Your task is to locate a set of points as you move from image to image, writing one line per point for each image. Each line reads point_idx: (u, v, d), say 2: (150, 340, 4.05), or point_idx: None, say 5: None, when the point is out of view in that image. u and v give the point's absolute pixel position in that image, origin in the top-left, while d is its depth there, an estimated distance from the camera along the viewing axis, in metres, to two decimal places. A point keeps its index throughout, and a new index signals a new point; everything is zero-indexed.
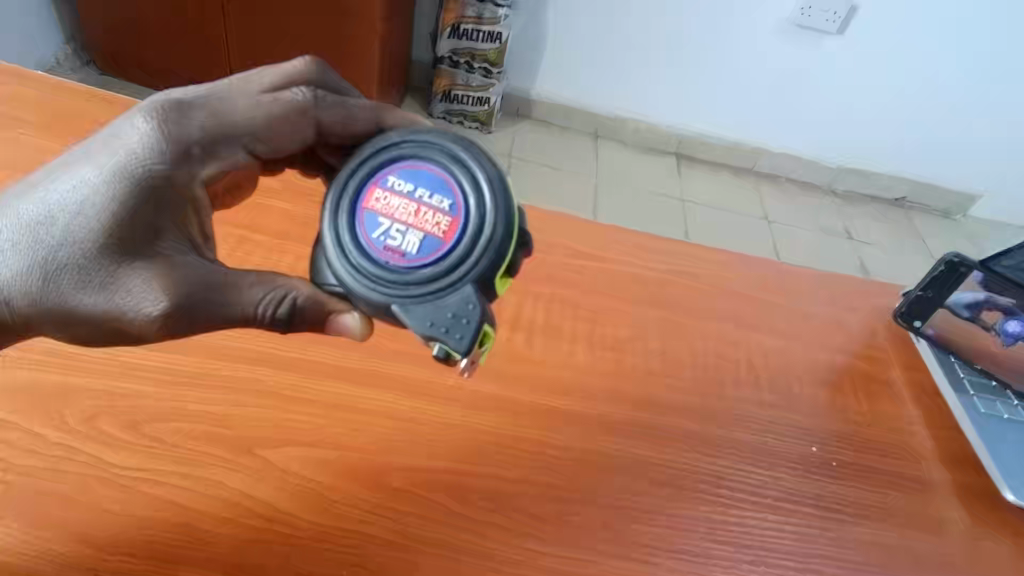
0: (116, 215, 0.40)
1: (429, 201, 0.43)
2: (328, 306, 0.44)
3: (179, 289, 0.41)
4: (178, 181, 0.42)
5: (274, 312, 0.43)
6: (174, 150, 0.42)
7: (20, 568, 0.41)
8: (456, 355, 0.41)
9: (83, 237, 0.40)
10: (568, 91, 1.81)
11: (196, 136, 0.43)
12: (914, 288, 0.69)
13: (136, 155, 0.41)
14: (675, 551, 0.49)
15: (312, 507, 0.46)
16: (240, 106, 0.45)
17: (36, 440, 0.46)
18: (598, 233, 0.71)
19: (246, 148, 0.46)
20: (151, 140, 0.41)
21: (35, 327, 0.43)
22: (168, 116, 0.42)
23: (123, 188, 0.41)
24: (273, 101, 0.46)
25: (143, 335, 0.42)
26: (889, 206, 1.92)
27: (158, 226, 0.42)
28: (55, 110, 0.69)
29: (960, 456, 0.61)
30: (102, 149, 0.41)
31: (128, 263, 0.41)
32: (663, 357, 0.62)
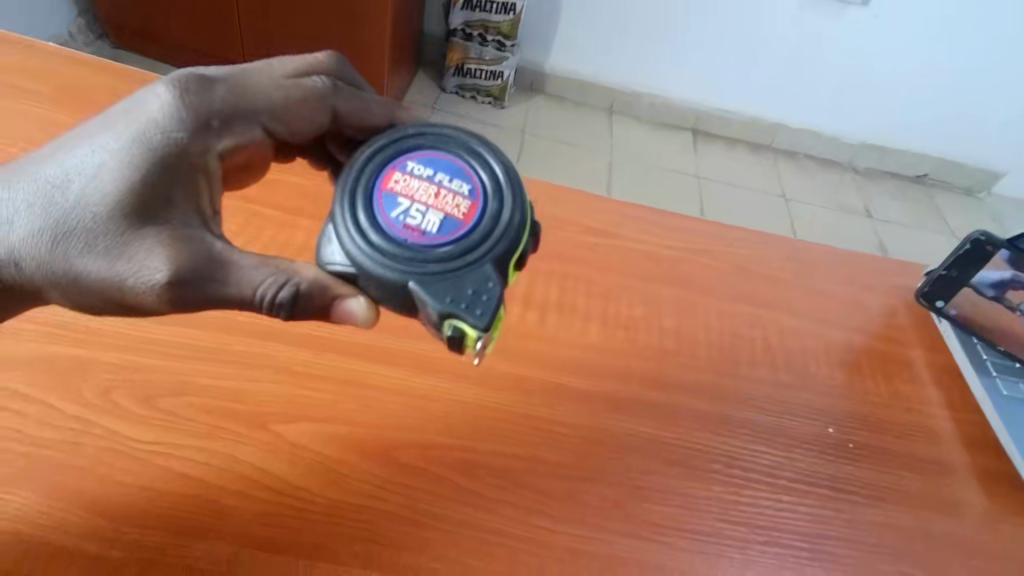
0: (129, 183, 0.40)
1: (448, 185, 0.42)
2: (334, 290, 0.42)
3: (183, 262, 0.40)
4: (194, 151, 0.42)
5: (275, 296, 0.40)
6: (194, 121, 0.42)
7: (31, 537, 0.41)
8: (475, 333, 0.39)
9: (95, 203, 0.40)
10: (582, 66, 1.78)
11: (215, 109, 0.43)
12: (937, 268, 0.68)
13: (155, 123, 0.41)
14: (688, 530, 0.49)
15: (325, 482, 0.46)
16: (262, 87, 0.46)
17: (53, 413, 0.46)
18: (613, 210, 0.70)
19: (264, 127, 0.46)
20: (171, 109, 0.42)
21: (46, 292, 0.43)
22: (191, 88, 0.43)
23: (139, 155, 0.40)
24: (295, 86, 0.47)
25: (144, 306, 0.41)
26: (910, 183, 1.88)
27: (169, 196, 0.41)
28: (68, 83, 0.69)
29: (979, 439, 0.60)
30: (123, 117, 0.42)
31: (135, 231, 0.40)
32: (677, 336, 0.61)
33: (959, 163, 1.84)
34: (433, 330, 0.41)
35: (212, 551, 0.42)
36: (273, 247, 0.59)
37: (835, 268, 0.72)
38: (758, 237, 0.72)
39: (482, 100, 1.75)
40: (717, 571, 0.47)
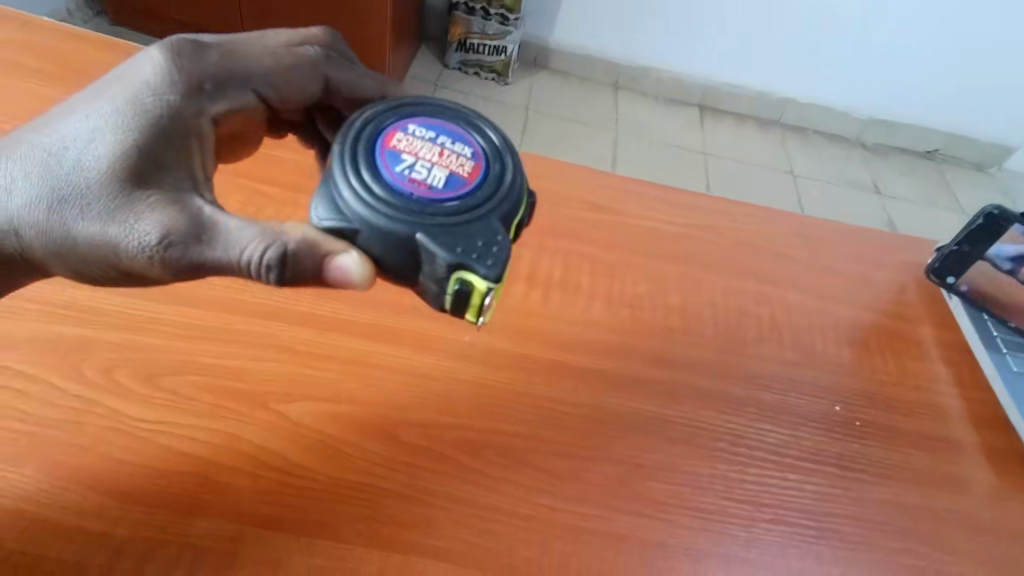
0: (122, 145, 0.40)
1: (451, 147, 0.42)
2: (323, 249, 0.39)
3: (175, 223, 0.39)
4: (187, 114, 0.42)
5: (263, 256, 0.38)
6: (187, 84, 0.43)
7: (28, 513, 0.41)
8: (485, 285, 0.38)
9: (90, 167, 0.39)
10: (588, 40, 1.75)
11: (209, 74, 0.44)
12: (949, 244, 0.67)
13: (148, 86, 0.41)
14: (692, 508, 0.49)
15: (328, 461, 0.46)
16: (256, 54, 0.47)
17: (54, 392, 0.46)
18: (619, 187, 0.69)
19: (257, 94, 0.47)
20: (164, 72, 0.42)
21: (48, 264, 0.43)
22: (185, 53, 0.43)
23: (132, 118, 0.40)
24: (288, 54, 0.48)
25: (141, 271, 0.40)
26: (921, 158, 1.85)
27: (162, 157, 0.40)
28: (63, 58, 0.67)
29: (988, 417, 0.60)
30: (118, 83, 0.42)
31: (128, 195, 0.39)
32: (683, 314, 0.60)
33: (970, 138, 1.82)
34: (436, 287, 0.39)
35: (215, 530, 0.42)
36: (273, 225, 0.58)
37: (842, 244, 0.71)
38: (765, 214, 0.71)
39: (485, 76, 1.72)
40: (721, 548, 0.47)
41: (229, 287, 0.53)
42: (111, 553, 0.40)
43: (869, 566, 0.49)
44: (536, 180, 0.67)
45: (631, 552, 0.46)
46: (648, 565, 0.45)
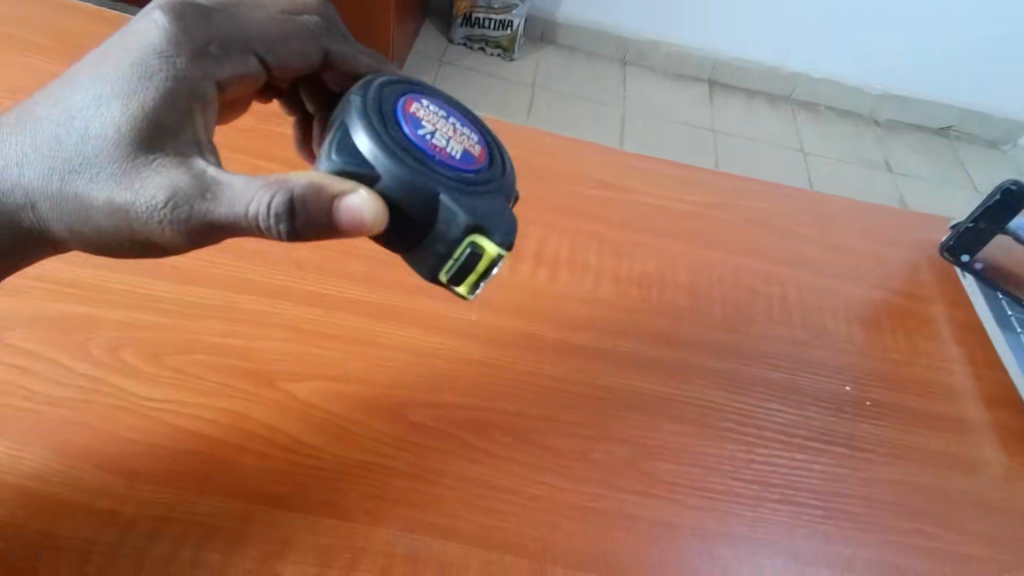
0: (128, 108, 0.39)
1: (462, 128, 0.42)
2: (330, 192, 0.37)
3: (181, 186, 0.38)
4: (194, 76, 0.41)
5: (270, 209, 0.36)
6: (192, 46, 0.42)
7: (35, 490, 0.41)
8: (496, 253, 0.38)
9: (99, 134, 0.39)
10: (595, 14, 1.71)
11: (214, 37, 0.44)
12: (964, 221, 0.66)
13: (154, 47, 0.41)
14: (700, 488, 0.48)
15: (334, 440, 0.46)
16: (256, 19, 0.47)
17: (61, 370, 0.46)
18: (627, 164, 0.68)
19: (260, 58, 0.47)
20: (170, 33, 0.41)
21: (62, 241, 0.43)
22: (189, 15, 0.43)
23: (138, 80, 0.40)
24: (288, 21, 0.48)
25: (153, 237, 0.39)
26: (934, 135, 1.81)
27: (168, 120, 0.39)
28: (62, 33, 0.66)
29: (1000, 397, 0.59)
30: (120, 45, 0.41)
31: (136, 160, 0.38)
32: (691, 293, 0.60)
33: (986, 114, 1.78)
34: (443, 248, 0.38)
35: (223, 507, 0.41)
36: None
37: (854, 222, 0.69)
38: (776, 191, 0.70)
39: (491, 51, 1.69)
40: (729, 528, 0.47)
41: (235, 267, 0.52)
42: (120, 530, 0.40)
43: (878, 545, 0.48)
44: (544, 157, 0.67)
45: (638, 531, 0.46)
46: (655, 543, 0.45)
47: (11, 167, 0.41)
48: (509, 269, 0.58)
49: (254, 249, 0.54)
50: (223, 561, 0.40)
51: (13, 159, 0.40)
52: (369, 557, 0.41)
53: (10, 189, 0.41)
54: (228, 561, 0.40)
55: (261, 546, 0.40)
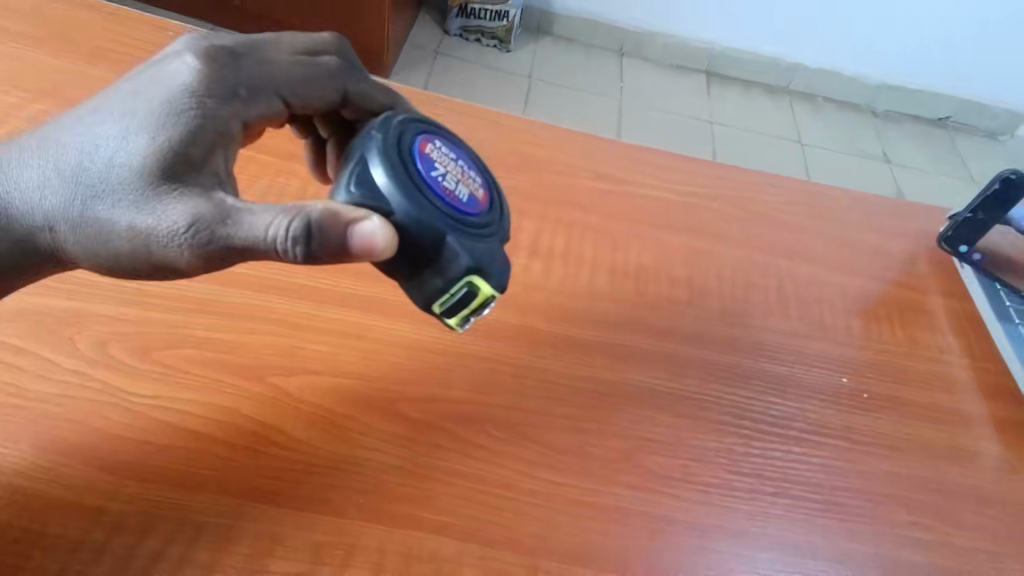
0: (154, 142, 0.38)
1: (469, 171, 0.42)
2: (346, 218, 0.36)
3: (203, 215, 0.37)
4: (221, 116, 0.40)
5: (287, 233, 0.36)
6: (222, 88, 0.40)
7: (22, 488, 0.40)
8: (489, 295, 0.38)
9: (125, 165, 0.38)
10: (592, 4, 1.70)
11: (244, 79, 0.42)
12: (963, 211, 0.65)
13: (186, 88, 0.39)
14: (697, 482, 0.48)
15: (327, 435, 0.45)
16: (279, 59, 0.44)
17: (48, 365, 0.45)
18: (623, 156, 0.68)
19: (284, 99, 0.44)
20: (202, 76, 0.40)
21: (79, 262, 0.42)
22: (221, 59, 0.41)
23: (168, 116, 0.39)
24: (309, 63, 0.45)
25: (173, 262, 0.39)
26: (931, 126, 1.81)
27: (195, 155, 0.39)
28: (49, 24, 0.65)
29: (997, 388, 0.59)
30: (151, 82, 0.40)
31: (158, 189, 0.38)
32: (688, 287, 0.59)
33: (984, 105, 1.77)
34: (441, 282, 0.38)
35: (214, 504, 0.41)
36: (267, 193, 0.57)
37: (854, 215, 0.69)
38: (774, 184, 0.70)
39: (488, 43, 1.68)
40: (726, 521, 0.47)
41: None
42: (109, 529, 0.39)
43: (875, 538, 0.48)
44: (540, 150, 0.66)
45: (634, 526, 0.45)
46: (651, 538, 0.45)
47: (35, 191, 0.40)
48: None
49: None
50: (212, 559, 0.39)
51: (36, 183, 0.40)
52: (362, 554, 0.41)
53: (32, 211, 0.41)
54: (218, 558, 0.39)
55: (252, 543, 0.40)
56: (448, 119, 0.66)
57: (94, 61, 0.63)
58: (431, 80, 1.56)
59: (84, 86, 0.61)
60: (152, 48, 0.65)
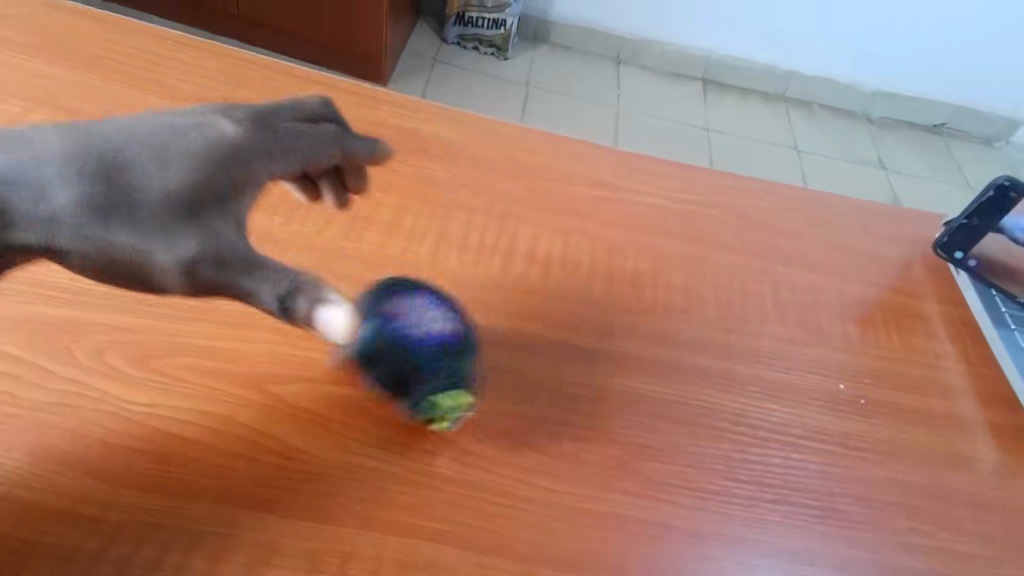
0: (188, 181, 0.38)
1: None
2: (316, 314, 0.39)
3: (218, 254, 0.37)
4: (254, 169, 0.41)
5: (273, 302, 0.38)
6: (260, 147, 0.42)
7: (19, 498, 0.40)
8: None
9: (151, 192, 0.37)
10: (589, 13, 1.71)
11: (282, 142, 0.43)
12: (957, 217, 0.65)
13: (228, 143, 0.41)
14: (695, 489, 0.48)
15: (325, 442, 0.45)
16: (317, 130, 0.45)
17: (44, 374, 0.45)
18: (619, 164, 0.68)
19: (313, 167, 0.46)
20: (245, 138, 0.41)
21: (58, 263, 0.38)
22: (263, 126, 0.43)
23: (204, 161, 0.39)
24: (341, 134, 0.47)
25: (167, 286, 0.38)
26: (927, 132, 1.82)
27: (223, 192, 0.39)
28: (47, 34, 0.65)
29: (994, 393, 0.59)
30: (190, 128, 0.41)
31: (180, 222, 0.37)
32: (685, 294, 0.59)
33: (979, 112, 1.78)
34: None
35: (211, 513, 0.41)
36: (265, 201, 0.57)
37: (849, 221, 0.69)
38: (770, 191, 0.70)
39: (485, 51, 1.68)
40: (724, 528, 0.46)
41: None
42: (106, 538, 0.39)
43: (873, 544, 0.48)
44: (537, 158, 0.66)
45: (632, 532, 0.45)
46: (649, 544, 0.45)
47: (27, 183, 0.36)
48: (502, 269, 0.57)
49: None
50: (210, 568, 0.39)
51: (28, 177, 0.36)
52: (360, 562, 0.41)
53: None
54: (215, 567, 0.39)
55: (250, 552, 0.40)
56: (446, 127, 0.67)
57: (92, 70, 0.63)
58: (429, 88, 1.56)
59: (83, 96, 0.61)
60: (150, 58, 0.65)
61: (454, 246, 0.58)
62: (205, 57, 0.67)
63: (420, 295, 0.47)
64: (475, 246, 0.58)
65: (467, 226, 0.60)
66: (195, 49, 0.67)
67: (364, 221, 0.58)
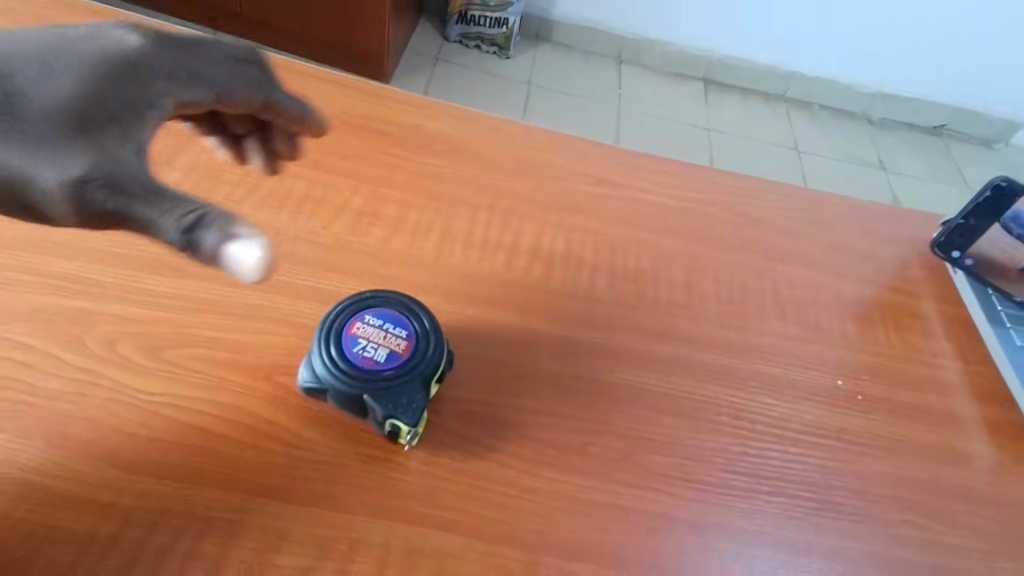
0: (77, 87, 0.36)
1: None
2: (232, 232, 0.32)
3: (103, 168, 0.33)
4: (153, 82, 0.40)
5: (179, 225, 0.32)
6: (162, 63, 0.41)
7: (35, 484, 0.41)
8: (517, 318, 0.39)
9: (31, 99, 0.35)
10: (590, 13, 1.72)
11: (186, 65, 0.42)
12: (954, 217, 0.66)
13: (128, 52, 0.39)
14: (695, 481, 0.49)
15: (332, 433, 0.46)
16: (219, 59, 0.45)
17: (58, 364, 0.46)
18: (622, 163, 0.69)
19: (219, 95, 0.44)
20: (141, 46, 0.40)
21: None
22: (163, 41, 0.42)
23: (99, 69, 0.37)
24: (241, 66, 0.46)
25: (57, 214, 0.34)
26: (926, 134, 1.83)
27: (114, 111, 0.36)
28: (56, 28, 0.66)
29: (989, 391, 0.60)
30: (87, 38, 0.39)
31: (59, 129, 0.34)
32: (686, 290, 0.60)
33: (978, 114, 1.79)
34: None
35: (222, 499, 0.42)
36: (274, 196, 0.58)
37: (847, 220, 0.70)
38: (770, 190, 0.71)
39: (487, 49, 1.69)
40: (723, 519, 0.47)
41: None
42: (120, 523, 0.40)
43: (869, 536, 0.49)
44: (541, 156, 0.67)
45: (633, 523, 0.46)
46: (650, 535, 0.46)
47: None
48: (505, 265, 0.58)
49: None
50: (222, 553, 0.40)
51: None
52: (367, 549, 0.42)
53: None
54: (226, 552, 0.40)
55: (259, 538, 0.41)
56: (452, 125, 0.68)
57: None
58: (431, 86, 1.58)
59: None
60: None
61: (459, 242, 0.59)
62: None
63: (380, 310, 0.48)
64: (479, 242, 0.59)
65: (472, 222, 0.60)
66: None
67: (370, 216, 0.59)
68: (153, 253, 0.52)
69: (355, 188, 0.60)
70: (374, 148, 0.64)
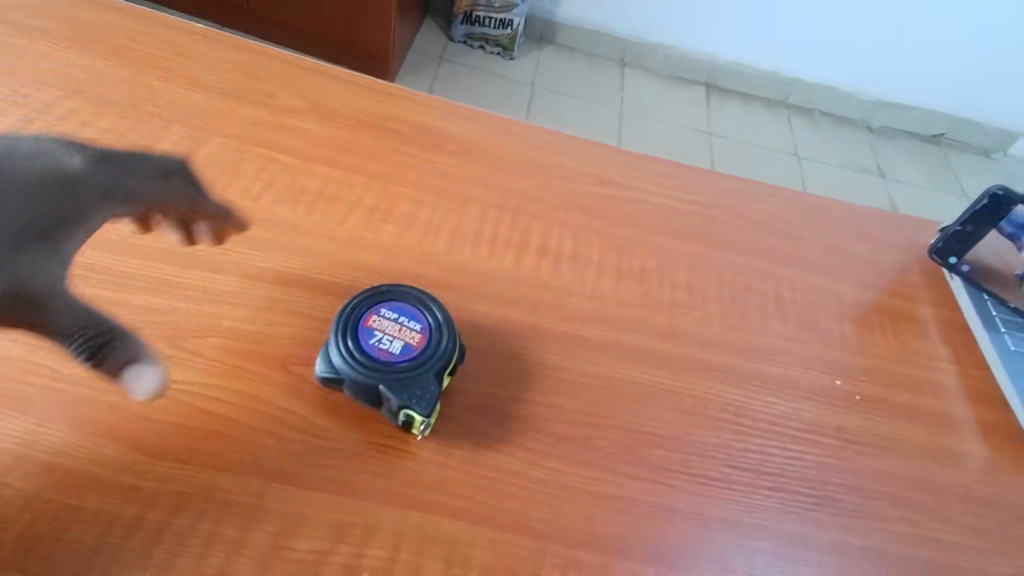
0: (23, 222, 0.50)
1: None
2: None
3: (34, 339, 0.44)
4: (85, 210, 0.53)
5: None
6: (99, 187, 0.54)
7: (62, 465, 0.42)
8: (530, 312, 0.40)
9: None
10: (595, 16, 1.73)
11: (112, 184, 0.55)
12: (954, 223, 0.67)
13: (70, 177, 0.54)
14: (696, 475, 0.50)
15: (347, 422, 0.47)
16: (131, 178, 0.55)
17: (82, 350, 0.47)
18: (628, 165, 0.71)
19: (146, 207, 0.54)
20: (80, 169, 0.55)
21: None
22: (100, 162, 0.56)
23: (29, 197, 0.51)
24: (162, 184, 0.56)
25: None
26: (925, 142, 1.84)
27: (35, 249, 0.50)
28: (76, 23, 0.67)
29: (983, 393, 0.62)
30: (34, 164, 0.53)
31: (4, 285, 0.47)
32: (689, 290, 0.62)
33: (977, 123, 1.81)
34: None
35: (241, 484, 0.43)
36: (289, 191, 0.59)
37: (847, 225, 0.72)
38: (772, 194, 0.73)
39: (491, 50, 1.70)
40: (723, 512, 0.49)
41: (251, 255, 0.54)
42: (143, 505, 0.41)
43: (865, 531, 0.51)
44: (549, 157, 0.69)
45: (637, 514, 0.48)
46: (653, 526, 0.47)
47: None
48: (514, 262, 0.60)
49: (268, 239, 0.55)
50: (241, 535, 0.41)
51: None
52: (381, 534, 0.43)
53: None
54: (245, 534, 0.41)
55: (278, 521, 0.42)
56: (463, 125, 0.69)
57: (122, 60, 0.65)
58: (436, 85, 1.59)
59: (114, 86, 0.63)
60: (177, 50, 0.67)
61: (469, 239, 0.60)
62: (230, 50, 0.69)
63: (395, 304, 0.50)
64: (488, 240, 0.61)
65: (481, 220, 0.62)
66: (221, 43, 0.69)
67: (382, 213, 0.60)
68: (173, 245, 0.53)
69: (368, 185, 0.62)
70: (386, 147, 0.65)
